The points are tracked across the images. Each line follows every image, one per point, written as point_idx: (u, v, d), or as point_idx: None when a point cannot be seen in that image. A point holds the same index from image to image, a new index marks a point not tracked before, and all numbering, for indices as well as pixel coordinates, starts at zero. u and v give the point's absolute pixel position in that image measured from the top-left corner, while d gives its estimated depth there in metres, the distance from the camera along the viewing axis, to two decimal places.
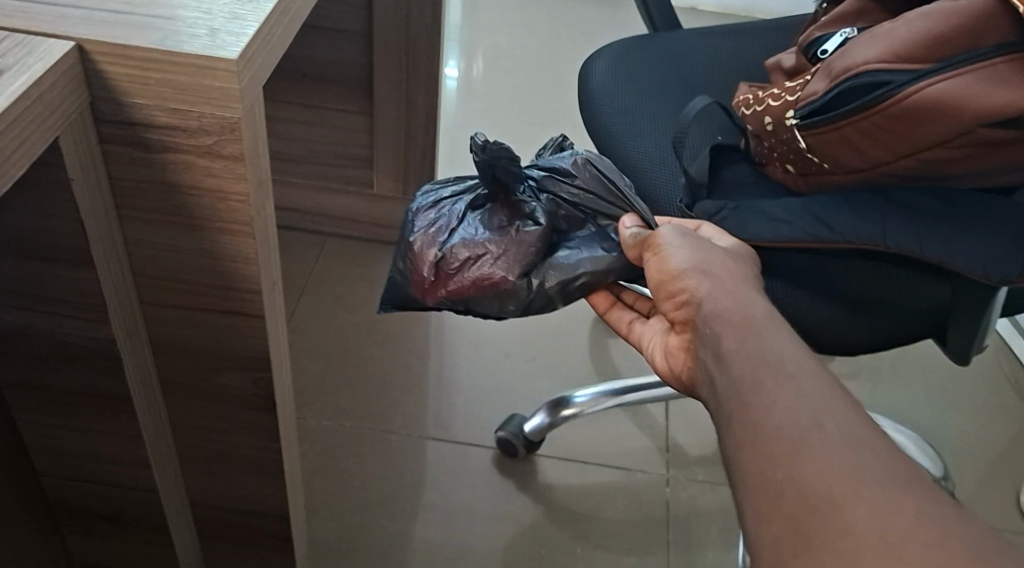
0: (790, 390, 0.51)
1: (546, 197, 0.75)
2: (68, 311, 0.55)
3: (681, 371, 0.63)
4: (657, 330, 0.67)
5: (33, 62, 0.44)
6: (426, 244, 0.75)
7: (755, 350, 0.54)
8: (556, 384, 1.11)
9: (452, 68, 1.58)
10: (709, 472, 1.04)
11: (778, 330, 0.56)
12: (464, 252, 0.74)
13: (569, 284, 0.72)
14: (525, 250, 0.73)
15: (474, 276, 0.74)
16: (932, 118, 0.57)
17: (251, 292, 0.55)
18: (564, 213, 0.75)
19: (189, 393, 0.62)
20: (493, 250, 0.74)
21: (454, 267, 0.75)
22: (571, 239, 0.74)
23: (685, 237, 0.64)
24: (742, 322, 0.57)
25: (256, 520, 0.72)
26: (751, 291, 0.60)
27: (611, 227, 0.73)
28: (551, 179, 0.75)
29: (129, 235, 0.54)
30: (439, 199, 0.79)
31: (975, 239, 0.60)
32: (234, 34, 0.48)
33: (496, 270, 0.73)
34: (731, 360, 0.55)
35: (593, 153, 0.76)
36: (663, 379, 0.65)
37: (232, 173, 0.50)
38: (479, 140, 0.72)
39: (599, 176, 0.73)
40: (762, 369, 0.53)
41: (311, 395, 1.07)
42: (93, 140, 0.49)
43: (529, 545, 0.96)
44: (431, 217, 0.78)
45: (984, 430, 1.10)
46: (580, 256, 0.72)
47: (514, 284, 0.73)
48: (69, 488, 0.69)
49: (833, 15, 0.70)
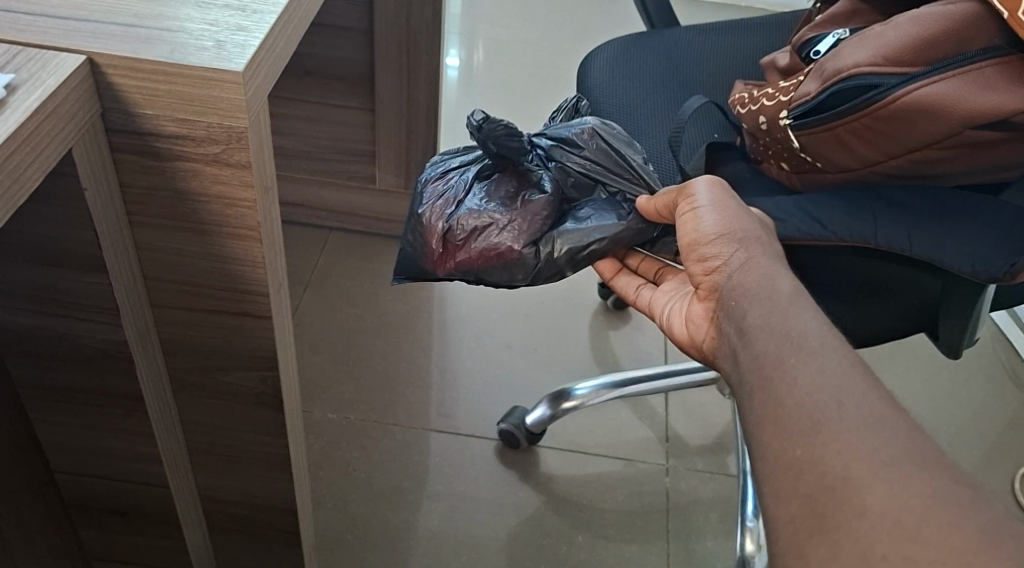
0: (812, 367, 0.53)
1: (554, 166, 0.75)
2: (82, 314, 0.57)
3: (701, 339, 0.64)
4: (675, 300, 0.69)
5: (47, 76, 0.46)
6: (434, 215, 0.75)
7: (777, 326, 0.56)
8: (557, 376, 1.13)
9: (453, 58, 1.59)
10: (709, 461, 1.06)
11: (782, 308, 0.57)
12: (471, 224, 0.74)
13: (579, 251, 0.72)
14: (534, 218, 0.73)
15: (482, 247, 0.74)
16: (921, 121, 0.59)
17: (258, 295, 0.57)
18: (574, 180, 0.75)
19: (199, 391, 0.64)
20: (501, 220, 0.73)
21: (460, 238, 0.74)
22: (581, 207, 0.74)
23: (718, 196, 0.65)
24: (764, 299, 0.58)
25: (264, 514, 0.74)
26: (781, 263, 0.61)
27: (620, 195, 0.73)
28: (560, 150, 0.74)
29: (140, 240, 0.55)
30: (447, 170, 0.78)
31: (961, 236, 0.61)
32: (239, 46, 0.49)
33: (505, 240, 0.73)
34: (755, 338, 0.56)
35: (599, 121, 0.75)
36: (679, 344, 0.67)
37: (239, 180, 0.52)
38: (476, 119, 0.72)
39: (607, 148, 0.73)
40: (785, 346, 0.54)
41: (316, 388, 1.09)
42: (105, 149, 0.51)
43: (533, 533, 0.98)
44: (439, 189, 0.77)
45: (981, 418, 1.11)
46: (590, 224, 0.73)
47: (522, 254, 0.73)
48: (83, 485, 0.70)
49: (827, 15, 0.71)
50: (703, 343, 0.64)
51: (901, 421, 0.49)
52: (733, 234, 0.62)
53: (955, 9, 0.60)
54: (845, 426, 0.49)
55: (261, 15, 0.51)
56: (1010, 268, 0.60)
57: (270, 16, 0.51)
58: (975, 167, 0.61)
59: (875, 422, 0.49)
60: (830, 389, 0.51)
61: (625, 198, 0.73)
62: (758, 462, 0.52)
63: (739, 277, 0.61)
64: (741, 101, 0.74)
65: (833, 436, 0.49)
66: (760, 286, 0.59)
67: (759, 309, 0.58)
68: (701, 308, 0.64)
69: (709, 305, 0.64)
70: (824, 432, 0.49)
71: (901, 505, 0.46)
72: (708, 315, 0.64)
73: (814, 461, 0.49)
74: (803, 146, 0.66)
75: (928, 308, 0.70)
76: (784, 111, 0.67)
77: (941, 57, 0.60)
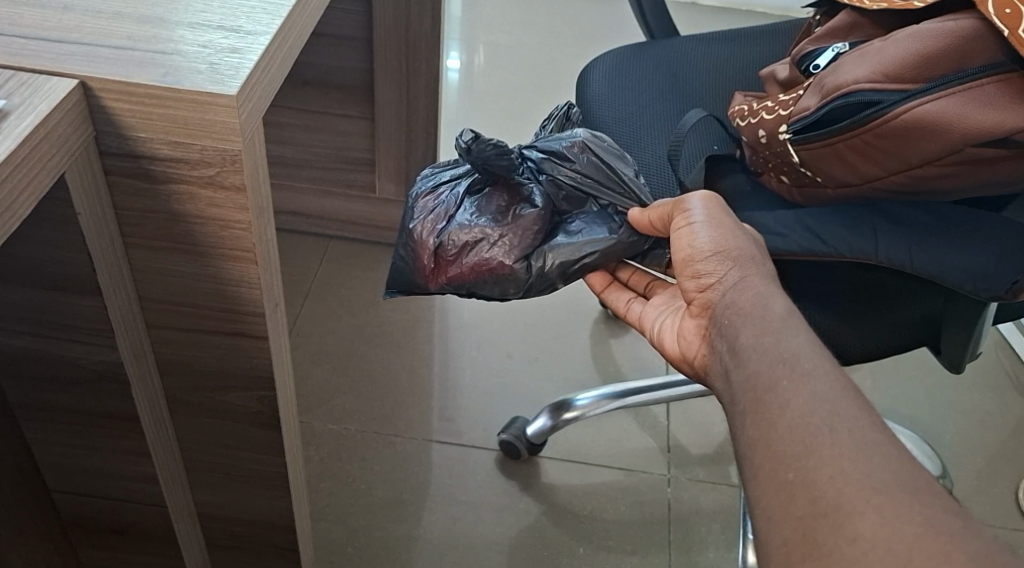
0: (801, 386, 0.52)
1: (545, 179, 0.74)
2: (77, 337, 0.56)
3: (692, 355, 0.64)
4: (667, 315, 0.68)
5: (38, 102, 0.46)
6: (425, 231, 0.74)
7: (768, 345, 0.55)
8: (558, 386, 1.12)
9: (453, 60, 1.59)
10: (710, 471, 1.05)
11: (789, 326, 0.56)
12: (462, 238, 0.73)
13: (570, 266, 0.72)
14: (524, 232, 0.73)
15: (473, 262, 0.73)
16: (923, 139, 0.59)
17: (253, 315, 0.57)
18: (565, 193, 0.74)
19: (196, 410, 0.64)
20: (492, 235, 0.73)
21: (452, 253, 0.74)
22: (572, 219, 0.74)
23: (711, 210, 0.64)
24: (759, 316, 0.58)
25: (262, 531, 0.74)
26: (775, 282, 0.61)
27: (612, 208, 0.73)
28: (550, 162, 0.74)
29: (135, 261, 0.55)
30: (438, 184, 0.77)
31: (963, 253, 0.61)
32: (233, 68, 0.49)
33: (496, 254, 0.72)
34: (746, 355, 0.56)
35: (590, 134, 0.74)
36: (672, 360, 0.66)
37: (233, 203, 0.52)
38: (466, 138, 0.71)
39: (598, 161, 0.73)
40: (774, 364, 0.54)
41: (316, 399, 1.08)
42: (98, 173, 0.51)
43: (535, 544, 0.98)
44: (429, 204, 0.76)
45: (985, 426, 1.11)
46: (581, 238, 0.72)
47: (513, 269, 0.72)
48: (80, 503, 0.70)
49: (826, 29, 0.70)
50: (695, 359, 0.63)
51: (885, 444, 0.49)
52: (727, 251, 0.62)
53: (955, 27, 0.60)
54: (831, 449, 0.49)
55: (254, 36, 0.51)
56: (1010, 288, 0.61)
57: (263, 38, 0.51)
58: (976, 184, 0.60)
59: (860, 444, 0.49)
60: (819, 409, 0.51)
61: (617, 210, 0.73)
62: (749, 478, 0.51)
63: (732, 295, 0.60)
64: (741, 112, 0.73)
65: (824, 456, 0.49)
66: (754, 305, 0.59)
67: (752, 329, 0.57)
68: (693, 324, 0.64)
69: (702, 322, 0.63)
70: (813, 453, 0.49)
71: (889, 527, 0.46)
72: (700, 331, 0.63)
73: (804, 482, 0.48)
74: (803, 162, 0.65)
75: (931, 323, 0.69)
76: (784, 126, 0.66)
77: (941, 74, 0.60)
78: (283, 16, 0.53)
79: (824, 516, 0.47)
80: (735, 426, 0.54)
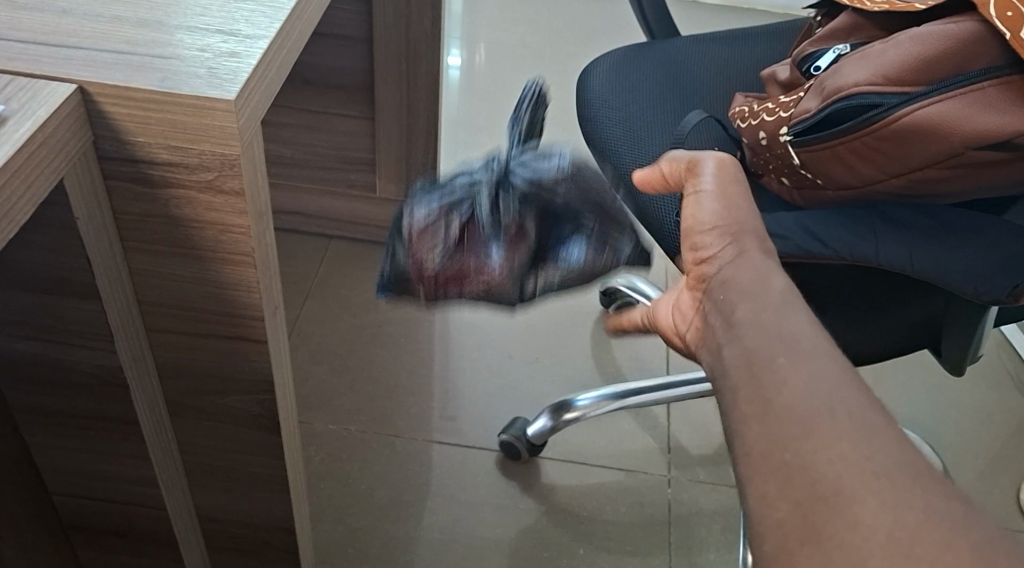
0: (801, 369, 0.52)
1: (536, 204, 0.82)
2: (76, 340, 0.56)
3: (686, 329, 0.61)
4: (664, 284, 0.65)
5: (36, 106, 0.45)
6: (427, 248, 0.81)
7: (770, 330, 0.54)
8: (559, 386, 1.12)
9: (455, 57, 1.59)
10: (711, 472, 1.05)
11: (794, 311, 0.55)
12: (463, 258, 0.81)
13: (563, 279, 0.84)
14: (520, 250, 0.82)
15: (474, 280, 0.82)
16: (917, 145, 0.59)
17: (251, 318, 0.57)
18: (554, 218, 0.82)
19: (196, 413, 0.64)
20: (492, 259, 0.81)
21: (454, 271, 0.82)
22: (558, 236, 0.83)
23: (720, 177, 0.62)
24: (761, 296, 0.56)
25: (261, 534, 0.74)
26: (776, 260, 0.59)
27: (592, 228, 0.83)
28: (539, 189, 0.82)
29: (134, 266, 0.55)
30: (430, 197, 0.82)
31: (964, 255, 0.61)
32: (232, 73, 0.49)
33: (495, 272, 0.82)
34: (747, 335, 0.55)
35: (573, 156, 0.85)
36: (664, 334, 0.64)
37: (232, 207, 0.52)
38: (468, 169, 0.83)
39: (579, 186, 0.83)
40: (775, 348, 0.53)
41: (316, 399, 1.08)
42: (97, 179, 0.50)
43: (535, 545, 0.98)
44: (429, 221, 0.81)
45: (985, 427, 1.10)
46: (568, 252, 0.83)
47: (513, 289, 0.83)
48: (80, 507, 0.70)
49: (827, 30, 0.70)
50: (687, 335, 0.61)
51: (881, 427, 0.49)
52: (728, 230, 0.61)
53: (955, 28, 0.60)
54: (831, 432, 0.49)
55: (252, 40, 0.51)
56: (1016, 291, 0.60)
57: (261, 42, 0.51)
58: (975, 186, 0.60)
59: (858, 428, 0.49)
60: (820, 403, 0.50)
61: (596, 228, 0.83)
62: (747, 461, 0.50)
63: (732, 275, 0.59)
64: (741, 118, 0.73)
65: (822, 441, 0.48)
66: (756, 284, 0.57)
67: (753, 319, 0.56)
68: (689, 297, 0.62)
69: (698, 296, 0.61)
70: (812, 437, 0.49)
71: (890, 516, 0.45)
72: (694, 304, 0.61)
73: (802, 467, 0.48)
74: (804, 163, 0.65)
75: (930, 323, 0.69)
76: (785, 127, 0.66)
77: (942, 76, 0.59)
78: (282, 19, 0.52)
79: (826, 493, 0.47)
80: (733, 404, 0.53)
